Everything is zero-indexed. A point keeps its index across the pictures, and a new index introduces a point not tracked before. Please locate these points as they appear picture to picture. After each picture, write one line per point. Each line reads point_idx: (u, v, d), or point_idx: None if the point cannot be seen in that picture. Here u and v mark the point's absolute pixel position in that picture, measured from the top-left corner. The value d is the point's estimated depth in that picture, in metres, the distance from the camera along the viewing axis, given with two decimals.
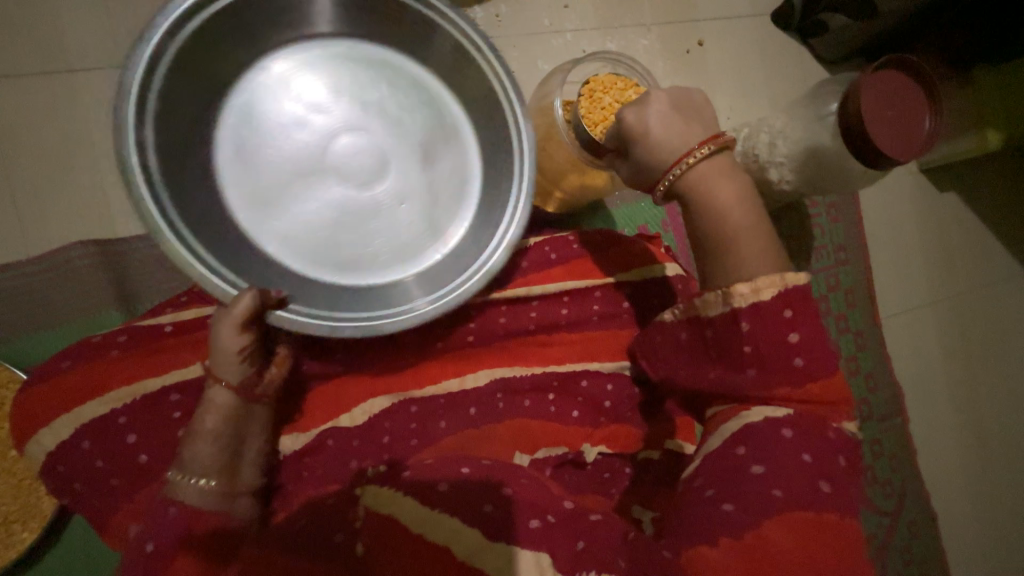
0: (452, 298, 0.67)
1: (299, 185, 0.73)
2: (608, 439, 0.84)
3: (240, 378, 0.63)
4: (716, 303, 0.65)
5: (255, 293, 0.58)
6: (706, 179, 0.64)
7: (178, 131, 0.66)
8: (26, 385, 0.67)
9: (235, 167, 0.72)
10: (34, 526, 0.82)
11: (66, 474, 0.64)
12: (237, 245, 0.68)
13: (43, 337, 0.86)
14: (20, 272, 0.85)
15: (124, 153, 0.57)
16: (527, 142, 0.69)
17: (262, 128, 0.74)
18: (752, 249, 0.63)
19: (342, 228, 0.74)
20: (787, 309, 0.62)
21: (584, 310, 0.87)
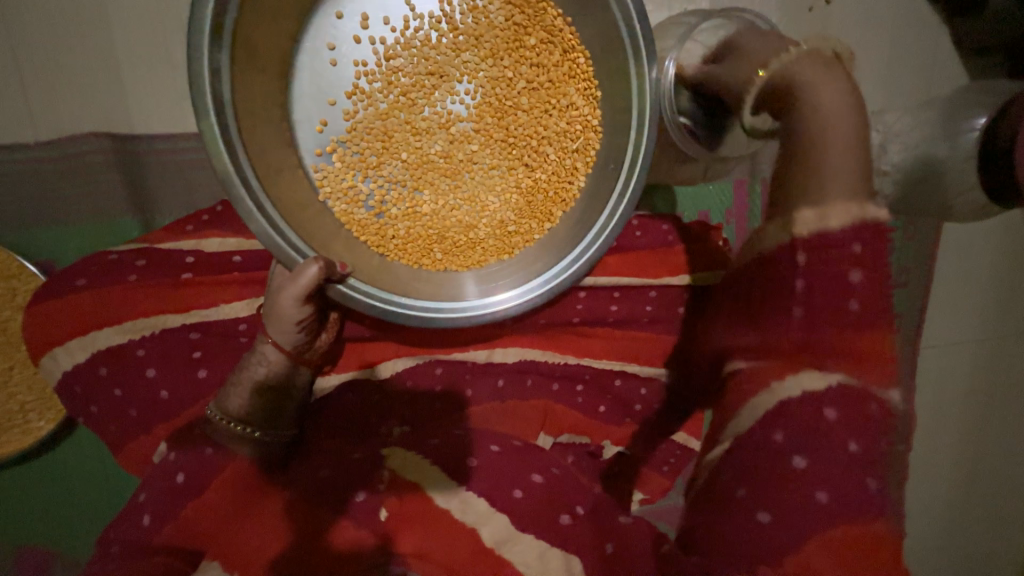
0: (517, 303, 0.62)
1: (376, 140, 0.71)
2: (627, 440, 0.83)
3: (294, 342, 0.63)
4: (804, 218, 0.54)
5: (321, 266, 0.56)
6: (797, 73, 0.55)
7: (250, 47, 0.58)
8: (36, 298, 0.63)
9: (308, 100, 0.68)
10: (53, 416, 0.83)
11: (83, 396, 0.63)
12: (301, 196, 0.65)
13: (54, 232, 0.80)
14: (29, 156, 0.77)
15: (198, 78, 0.51)
16: (643, 152, 0.61)
17: (345, 65, 0.69)
18: (841, 164, 0.52)
19: (410, 195, 0.73)
20: (854, 245, 0.53)
21: (636, 309, 0.80)
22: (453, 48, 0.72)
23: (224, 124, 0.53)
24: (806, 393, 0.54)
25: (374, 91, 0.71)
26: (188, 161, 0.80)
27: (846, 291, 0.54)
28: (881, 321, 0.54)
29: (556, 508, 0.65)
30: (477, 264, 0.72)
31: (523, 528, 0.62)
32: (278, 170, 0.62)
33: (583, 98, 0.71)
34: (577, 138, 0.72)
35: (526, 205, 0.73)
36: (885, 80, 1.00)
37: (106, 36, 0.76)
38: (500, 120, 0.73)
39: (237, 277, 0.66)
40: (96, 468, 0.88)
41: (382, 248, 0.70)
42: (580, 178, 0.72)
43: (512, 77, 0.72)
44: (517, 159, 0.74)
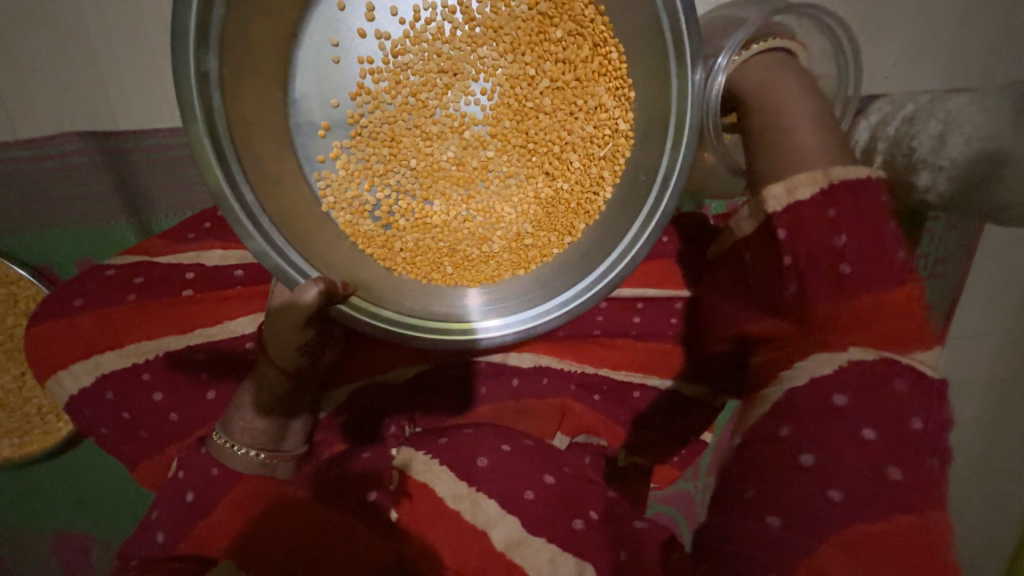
0: (532, 325, 0.58)
1: (383, 145, 0.67)
2: (647, 448, 0.83)
3: (295, 364, 0.61)
4: (773, 194, 0.54)
5: (321, 290, 0.52)
6: (748, 75, 0.62)
7: (243, 48, 0.53)
8: (32, 318, 0.60)
9: (309, 101, 0.63)
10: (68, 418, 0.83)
11: (92, 418, 0.61)
12: (302, 209, 0.61)
13: (49, 237, 0.76)
14: (13, 159, 0.72)
15: (184, 90, 0.46)
16: (680, 169, 0.54)
17: (349, 62, 0.63)
18: (807, 144, 0.56)
19: (420, 206, 0.68)
20: (832, 210, 0.52)
21: (660, 322, 0.77)
22: (469, 42, 0.65)
23: (216, 139, 0.48)
24: (813, 378, 0.52)
25: (380, 90, 0.65)
26: (180, 159, 0.74)
27: (833, 255, 0.52)
28: (877, 284, 0.52)
29: (569, 512, 0.63)
30: (491, 280, 0.67)
31: (534, 531, 0.60)
32: (279, 183, 0.57)
33: (614, 99, 0.64)
34: (604, 144, 0.66)
35: (545, 217, 0.68)
36: (944, 59, 0.90)
37: (81, 22, 0.69)
38: (519, 123, 0.66)
39: (240, 292, 0.63)
40: (117, 467, 0.89)
41: (389, 262, 0.67)
42: (607, 189, 0.66)
43: (534, 75, 0.65)
44: (537, 166, 0.68)
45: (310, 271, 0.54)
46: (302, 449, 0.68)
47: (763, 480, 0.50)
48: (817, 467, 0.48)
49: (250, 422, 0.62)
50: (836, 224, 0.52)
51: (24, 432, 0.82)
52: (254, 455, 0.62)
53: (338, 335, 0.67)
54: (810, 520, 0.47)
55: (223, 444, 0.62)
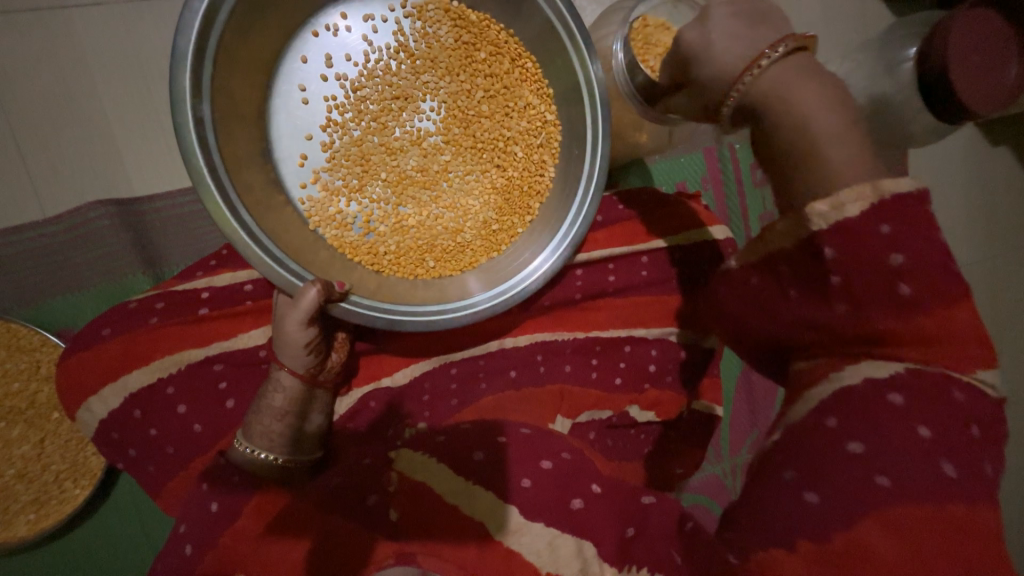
0: (507, 293, 0.68)
1: (354, 166, 0.76)
2: (656, 405, 0.87)
3: (306, 367, 0.66)
4: (817, 212, 0.45)
5: (320, 290, 0.60)
6: (769, 81, 0.46)
7: (235, 100, 0.64)
8: (65, 354, 0.67)
9: (288, 139, 0.73)
10: (86, 483, 0.84)
11: (120, 440, 0.65)
12: (291, 224, 0.69)
13: (71, 299, 0.85)
14: (34, 233, 0.83)
15: (184, 130, 0.56)
16: (602, 129, 0.69)
17: (318, 102, 0.74)
18: (842, 158, 0.44)
19: (395, 215, 0.77)
20: (886, 226, 0.44)
21: (631, 275, 0.84)
22: (413, 71, 0.77)
23: (212, 164, 0.57)
24: (869, 379, 0.46)
25: (346, 120, 0.75)
26: (189, 214, 0.87)
27: (888, 273, 0.45)
28: (940, 303, 0.45)
29: (567, 493, 0.61)
30: (470, 265, 0.76)
31: (531, 517, 0.59)
32: (271, 206, 0.67)
33: (538, 98, 0.77)
34: (539, 134, 0.78)
35: (504, 203, 0.78)
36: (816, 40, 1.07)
37: (105, 117, 0.85)
38: (467, 130, 0.78)
39: (251, 307, 0.70)
40: (135, 529, 0.89)
41: (377, 265, 0.74)
42: (549, 169, 0.78)
43: (469, 89, 0.78)
44: (489, 162, 0.79)
45: (306, 273, 0.62)
46: (315, 457, 0.68)
47: (800, 456, 0.46)
48: (865, 455, 0.44)
49: (266, 426, 0.65)
50: (892, 241, 0.44)
51: (40, 505, 0.82)
52: (271, 458, 0.64)
53: (343, 339, 0.72)
54: (850, 500, 0.43)
55: (241, 449, 0.65)
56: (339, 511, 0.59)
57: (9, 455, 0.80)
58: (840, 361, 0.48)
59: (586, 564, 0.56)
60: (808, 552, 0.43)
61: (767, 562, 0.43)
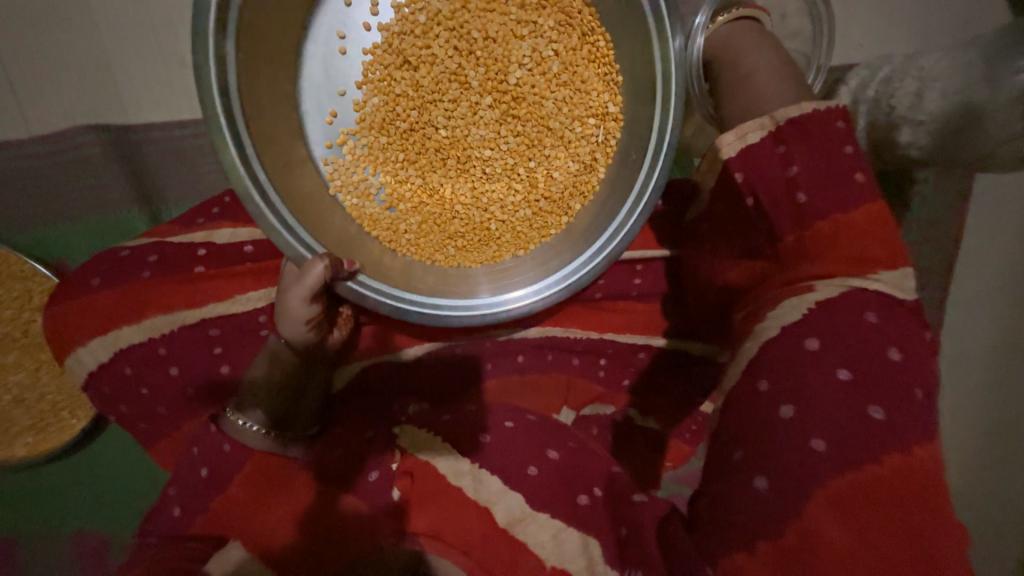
0: (529, 301, 0.60)
1: (384, 131, 0.67)
2: (658, 409, 0.82)
3: (303, 340, 0.64)
4: (726, 140, 0.57)
5: (327, 266, 0.54)
6: (727, 45, 0.64)
7: (265, 37, 0.56)
8: (55, 297, 0.63)
9: (318, 91, 0.64)
10: (82, 415, 0.84)
11: (111, 395, 0.63)
12: (310, 189, 0.62)
13: (67, 228, 0.81)
14: (31, 153, 0.78)
15: (202, 70, 0.48)
16: (671, 131, 0.56)
17: (357, 54, 0.65)
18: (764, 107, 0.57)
19: (422, 195, 0.69)
20: (781, 146, 0.55)
21: (661, 281, 0.78)
22: (460, 30, 0.65)
23: (231, 114, 0.50)
24: (783, 328, 0.54)
25: (381, 78, 0.65)
26: (187, 148, 0.79)
27: (787, 187, 0.55)
28: (834, 209, 0.54)
29: (574, 488, 0.63)
30: (491, 258, 0.69)
31: (537, 507, 0.60)
32: (290, 166, 0.59)
33: (603, 84, 0.66)
34: (596, 128, 0.67)
35: (541, 198, 0.68)
36: (907, 30, 0.94)
37: (106, 32, 0.76)
38: (513, 109, 0.67)
39: (250, 267, 0.64)
40: (130, 465, 0.90)
41: (394, 245, 0.68)
42: (600, 169, 0.68)
43: (523, 61, 0.66)
44: (533, 151, 0.68)
45: (316, 247, 0.55)
46: (310, 433, 0.65)
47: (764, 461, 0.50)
48: (795, 419, 0.50)
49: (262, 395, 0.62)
50: (787, 158, 0.55)
51: (40, 430, 0.83)
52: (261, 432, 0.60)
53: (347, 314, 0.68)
54: (857, 544, 0.46)
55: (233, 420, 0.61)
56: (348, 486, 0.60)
57: (5, 381, 0.79)
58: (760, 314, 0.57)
59: (590, 560, 0.58)
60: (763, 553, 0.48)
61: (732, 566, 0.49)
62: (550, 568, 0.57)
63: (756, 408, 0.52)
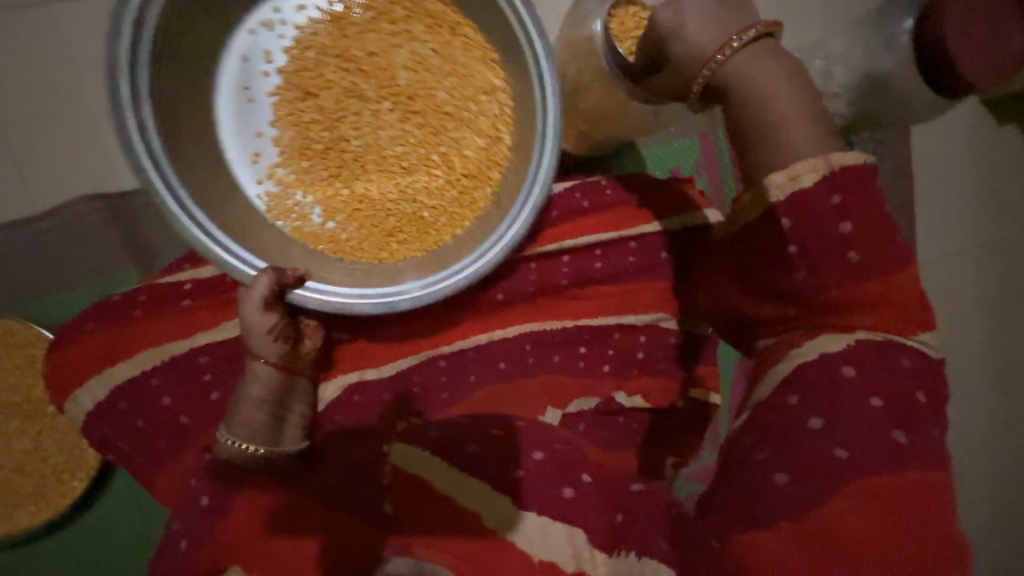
0: (473, 267, 0.64)
1: (304, 154, 0.74)
2: (644, 392, 0.83)
3: (278, 354, 0.66)
4: (776, 183, 0.52)
5: (272, 274, 0.60)
6: (751, 68, 0.53)
7: (180, 106, 0.64)
8: (55, 346, 0.68)
9: (236, 138, 0.72)
10: (83, 475, 0.86)
11: (108, 433, 0.66)
12: (249, 219, 0.69)
13: (75, 290, 0.90)
14: (37, 229, 0.88)
15: (127, 135, 0.56)
16: (552, 91, 0.61)
17: (263, 99, 0.73)
18: (803, 133, 0.52)
19: (353, 202, 0.75)
20: (835, 195, 0.51)
21: (620, 262, 0.83)
22: (344, 54, 0.74)
23: (160, 167, 0.58)
24: (824, 353, 0.53)
25: (289, 113, 0.74)
26: None
27: (841, 244, 0.52)
28: (880, 265, 0.52)
29: (559, 480, 0.54)
30: (432, 243, 0.75)
31: (529, 506, 0.52)
32: (233, 206, 0.67)
33: (485, 66, 0.72)
34: (489, 101, 0.73)
35: (461, 176, 0.75)
36: (810, 18, 1.04)
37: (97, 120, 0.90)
38: (411, 108, 0.74)
39: (233, 296, 0.69)
40: (134, 521, 0.92)
41: (340, 253, 0.73)
42: (505, 136, 0.73)
43: (406, 65, 0.74)
44: (440, 138, 0.75)
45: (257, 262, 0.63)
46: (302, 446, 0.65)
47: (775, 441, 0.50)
48: (825, 429, 0.49)
49: (254, 417, 0.64)
50: (841, 210, 0.52)
51: (40, 497, 0.85)
52: (254, 449, 0.61)
53: (314, 327, 0.72)
54: (823, 473, 0.47)
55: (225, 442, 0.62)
56: (334, 505, 0.54)
57: (8, 448, 0.83)
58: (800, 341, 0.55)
59: (577, 554, 0.49)
60: (786, 530, 0.46)
61: (750, 543, 0.46)
62: (537, 564, 0.48)
63: (784, 413, 0.51)
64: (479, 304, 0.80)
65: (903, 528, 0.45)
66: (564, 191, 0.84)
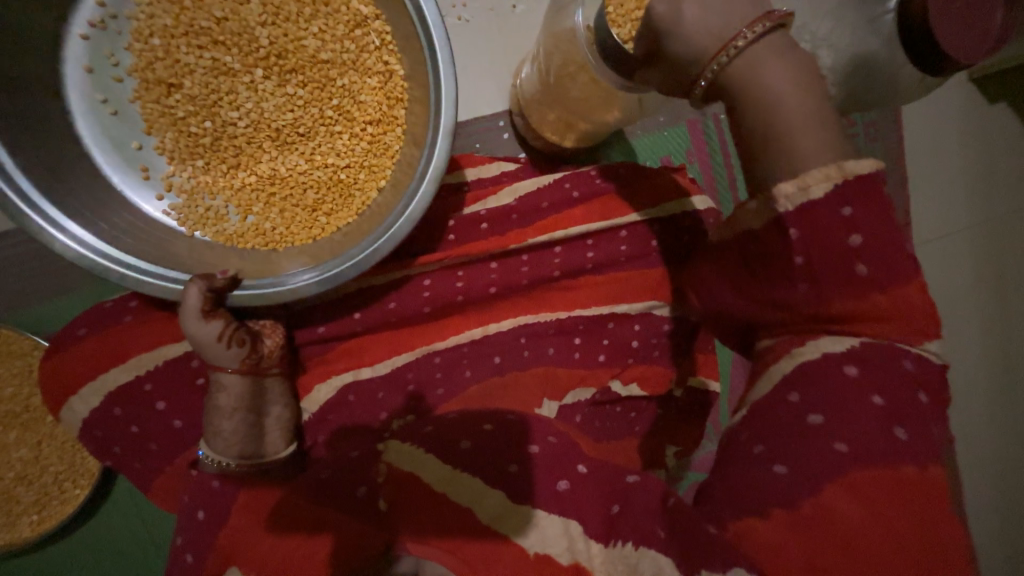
0: (406, 222, 0.62)
1: (204, 151, 0.74)
2: (640, 381, 0.83)
3: (238, 361, 0.65)
4: (785, 193, 0.48)
5: (199, 282, 0.59)
6: (763, 66, 0.46)
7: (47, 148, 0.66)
8: (48, 355, 0.68)
9: (119, 155, 0.73)
10: (84, 483, 0.87)
11: (104, 438, 0.67)
12: (159, 233, 0.71)
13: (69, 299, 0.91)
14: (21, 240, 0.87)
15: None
16: (445, 52, 0.60)
17: (127, 108, 0.74)
18: (817, 139, 0.46)
19: (259, 182, 0.75)
20: (846, 208, 0.47)
21: (612, 251, 0.83)
22: (190, 31, 0.72)
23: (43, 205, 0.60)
24: (827, 353, 0.50)
25: (160, 114, 0.73)
26: None
27: (850, 253, 0.49)
28: (891, 264, 0.49)
29: (552, 473, 0.54)
30: (360, 204, 0.75)
31: (524, 500, 0.52)
32: (130, 223, 0.69)
33: (339, 8, 0.73)
34: (363, 49, 0.73)
35: (365, 125, 0.75)
36: None
37: None
38: (285, 71, 0.74)
39: None
40: (138, 527, 0.92)
41: (268, 242, 0.73)
42: (393, 71, 0.74)
43: (262, 22, 0.73)
44: (328, 91, 0.75)
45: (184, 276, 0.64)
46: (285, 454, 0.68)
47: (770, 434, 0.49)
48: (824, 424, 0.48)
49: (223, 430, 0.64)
50: (850, 223, 0.48)
51: (42, 507, 0.86)
52: (226, 464, 0.62)
53: (273, 327, 0.72)
54: (814, 461, 0.47)
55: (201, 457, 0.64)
56: (330, 502, 0.54)
57: (8, 459, 0.83)
58: (801, 341, 0.52)
59: (573, 542, 0.50)
60: (780, 518, 0.46)
61: (743, 529, 0.47)
62: (533, 557, 0.49)
63: (781, 406, 0.50)
64: (472, 298, 0.80)
65: (889, 510, 0.45)
66: (554, 183, 0.85)
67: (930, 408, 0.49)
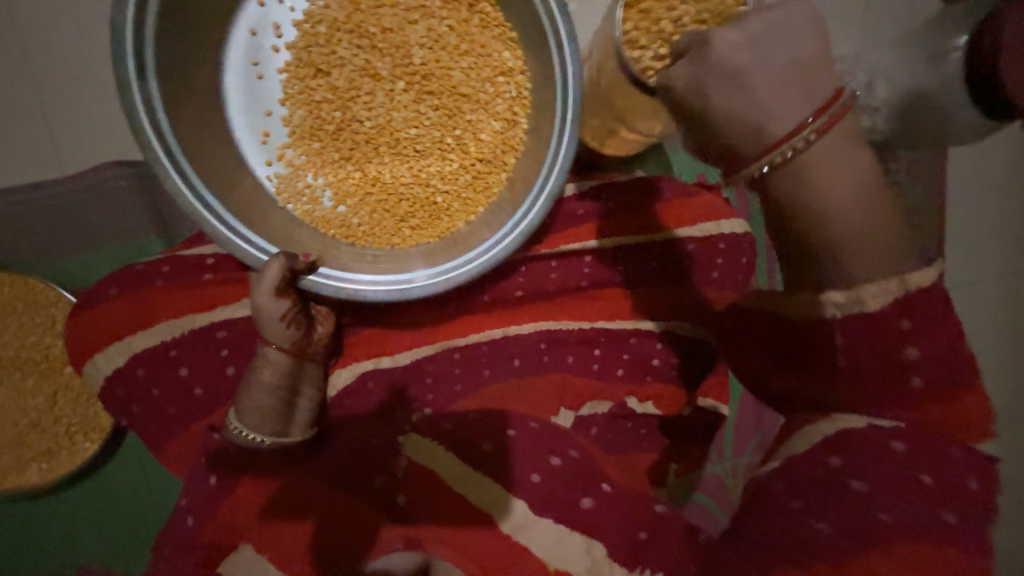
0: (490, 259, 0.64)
1: (324, 138, 0.73)
2: (655, 399, 0.83)
3: (290, 340, 0.64)
4: (834, 299, 0.47)
5: (283, 260, 0.59)
6: (831, 164, 0.42)
7: (186, 89, 0.64)
8: (76, 309, 0.69)
9: (246, 115, 0.71)
10: (95, 436, 0.89)
11: (124, 397, 0.67)
12: (261, 202, 0.70)
13: (98, 253, 0.94)
14: (58, 191, 0.89)
15: (132, 113, 0.56)
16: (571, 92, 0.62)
17: (272, 75, 0.72)
18: (870, 251, 0.45)
19: (366, 186, 0.74)
20: (904, 320, 0.46)
21: (642, 266, 0.83)
22: (358, 29, 0.72)
23: (169, 151, 0.58)
24: (874, 426, 0.49)
25: (301, 91, 0.72)
26: None
27: (897, 351, 0.47)
28: (945, 332, 0.47)
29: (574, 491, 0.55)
30: (443, 232, 0.75)
31: (539, 512, 0.54)
32: (234, 184, 0.67)
33: (500, 43, 0.72)
34: (508, 84, 0.73)
35: (476, 161, 0.74)
36: None
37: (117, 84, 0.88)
38: (426, 87, 0.73)
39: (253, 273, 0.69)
40: (142, 485, 0.94)
41: (351, 238, 0.73)
42: (521, 121, 0.74)
43: (422, 41, 0.73)
44: (455, 120, 0.74)
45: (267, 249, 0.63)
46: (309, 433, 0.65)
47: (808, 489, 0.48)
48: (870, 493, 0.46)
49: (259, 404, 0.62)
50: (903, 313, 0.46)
51: (52, 456, 0.87)
52: (259, 440, 0.61)
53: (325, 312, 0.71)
54: (855, 519, 0.45)
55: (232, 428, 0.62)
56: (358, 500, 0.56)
57: (25, 405, 0.85)
58: (837, 408, 0.51)
59: (594, 564, 0.51)
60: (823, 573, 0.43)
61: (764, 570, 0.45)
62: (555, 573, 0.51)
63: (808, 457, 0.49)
64: (497, 298, 0.80)
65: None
66: (592, 190, 0.84)
67: (971, 467, 0.47)
